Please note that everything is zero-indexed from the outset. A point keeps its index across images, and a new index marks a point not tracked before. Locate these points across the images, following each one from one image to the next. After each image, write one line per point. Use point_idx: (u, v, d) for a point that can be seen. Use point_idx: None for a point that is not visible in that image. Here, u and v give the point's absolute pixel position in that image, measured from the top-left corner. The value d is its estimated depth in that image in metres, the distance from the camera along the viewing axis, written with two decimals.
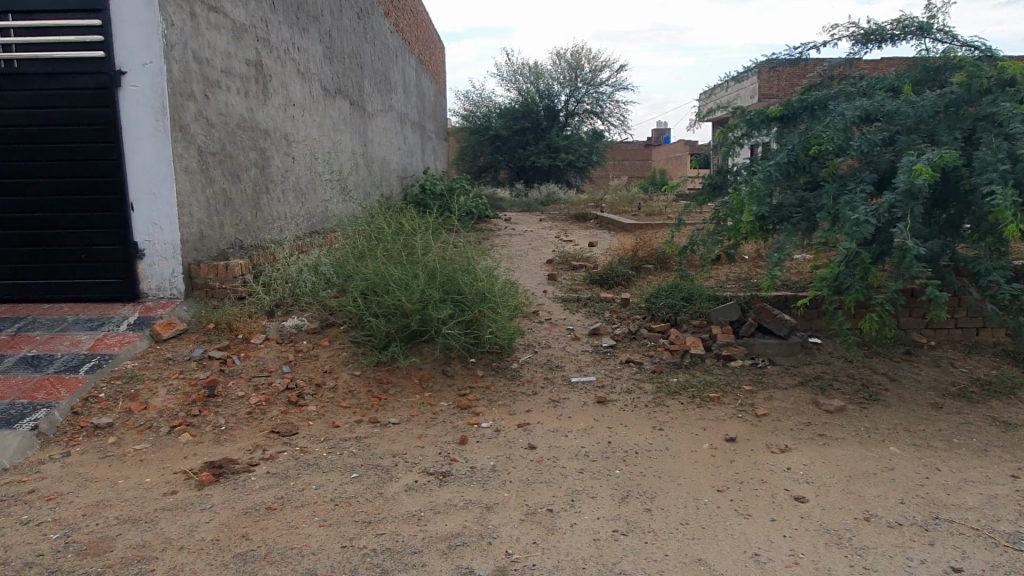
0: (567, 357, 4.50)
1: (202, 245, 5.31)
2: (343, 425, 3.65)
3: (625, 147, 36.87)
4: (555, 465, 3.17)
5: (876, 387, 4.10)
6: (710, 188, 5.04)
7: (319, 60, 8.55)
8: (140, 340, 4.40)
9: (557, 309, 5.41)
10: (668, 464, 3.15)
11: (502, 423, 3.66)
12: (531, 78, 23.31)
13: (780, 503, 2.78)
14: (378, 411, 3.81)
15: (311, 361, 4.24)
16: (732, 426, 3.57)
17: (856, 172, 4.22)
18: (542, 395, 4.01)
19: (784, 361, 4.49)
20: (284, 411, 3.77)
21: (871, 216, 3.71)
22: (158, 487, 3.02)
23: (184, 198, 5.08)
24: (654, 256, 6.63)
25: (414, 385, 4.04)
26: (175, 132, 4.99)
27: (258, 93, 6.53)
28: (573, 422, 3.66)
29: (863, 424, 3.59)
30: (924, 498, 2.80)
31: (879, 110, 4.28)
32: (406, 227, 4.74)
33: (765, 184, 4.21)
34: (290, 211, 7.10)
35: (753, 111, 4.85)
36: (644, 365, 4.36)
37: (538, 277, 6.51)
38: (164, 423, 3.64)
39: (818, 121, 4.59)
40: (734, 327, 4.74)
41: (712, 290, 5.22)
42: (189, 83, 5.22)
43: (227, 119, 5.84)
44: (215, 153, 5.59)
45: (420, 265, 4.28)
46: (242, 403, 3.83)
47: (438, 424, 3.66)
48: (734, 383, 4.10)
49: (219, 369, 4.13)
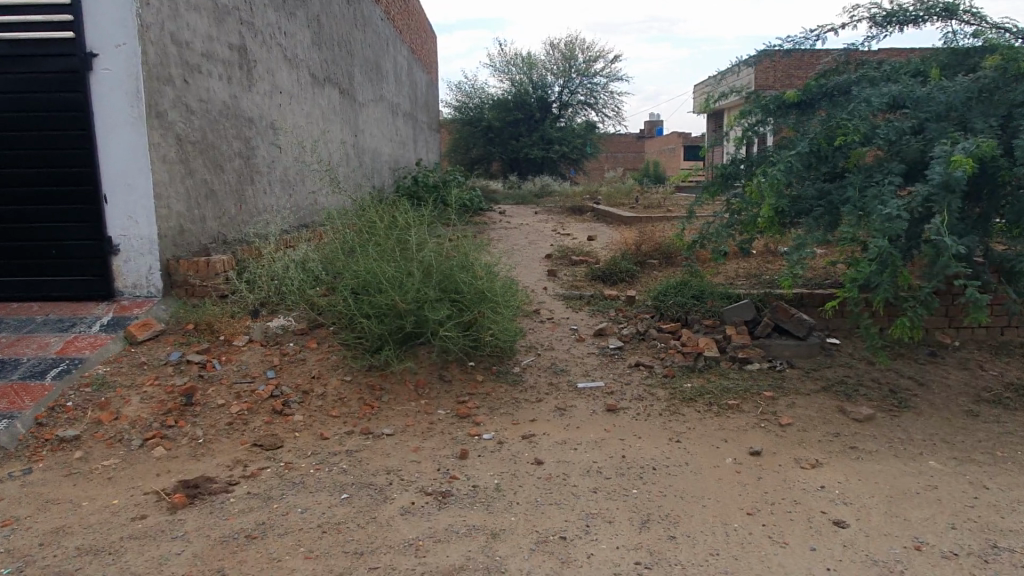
0: (572, 360, 4.22)
1: (181, 240, 5.00)
2: (332, 436, 3.35)
3: (618, 139, 36.62)
4: (566, 483, 2.89)
5: (904, 393, 3.85)
6: (721, 178, 4.76)
7: (308, 46, 8.21)
8: (113, 343, 4.09)
9: (560, 307, 5.13)
10: (689, 483, 2.87)
11: (505, 433, 3.38)
12: (524, 69, 22.97)
13: (818, 529, 2.51)
14: (370, 421, 3.51)
15: (299, 365, 3.94)
16: (755, 437, 3.30)
17: (882, 164, 3.90)
18: (547, 402, 3.72)
19: (803, 363, 4.23)
20: (268, 422, 3.47)
21: (903, 210, 3.43)
22: (126, 510, 2.72)
23: (162, 190, 4.75)
24: (659, 250, 6.34)
25: (410, 392, 3.75)
26: (152, 118, 4.66)
27: (241, 79, 6.19)
28: (582, 433, 3.38)
29: (896, 435, 3.33)
30: (976, 523, 2.55)
31: (908, 96, 3.99)
32: (399, 220, 4.43)
33: (785, 176, 3.90)
34: (276, 204, 6.77)
35: (769, 98, 4.57)
36: (655, 369, 4.08)
37: (538, 273, 6.22)
38: (136, 435, 3.33)
39: (839, 108, 4.30)
40: (749, 327, 4.47)
41: (723, 287, 4.94)
42: (167, 67, 4.89)
43: (209, 106, 5.52)
44: (195, 142, 5.26)
45: (415, 262, 3.98)
46: (222, 412, 3.53)
47: (436, 435, 3.37)
48: (753, 388, 3.83)
49: (197, 375, 3.82)
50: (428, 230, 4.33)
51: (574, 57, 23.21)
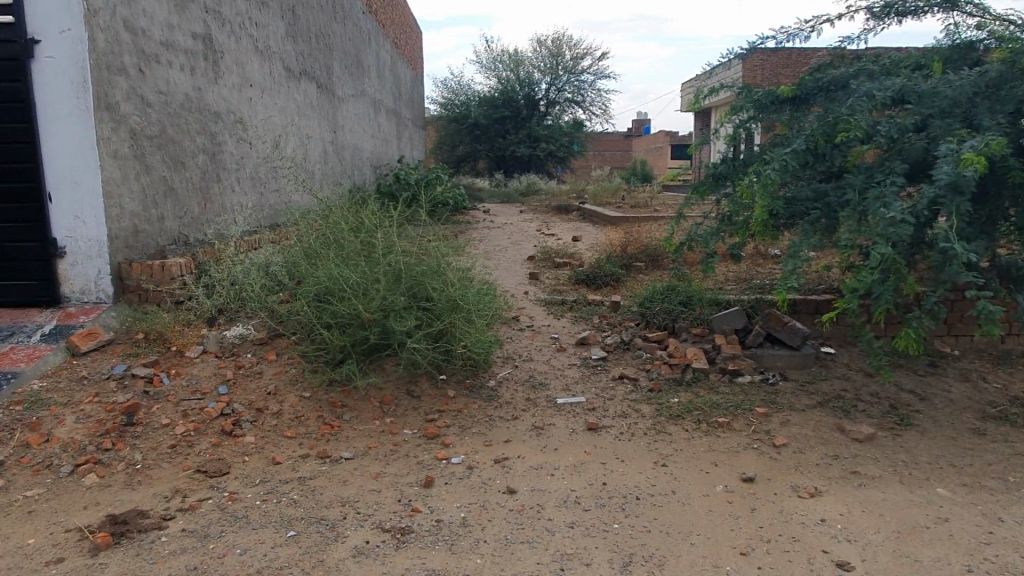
0: (552, 372, 3.93)
1: (135, 242, 4.66)
2: (285, 461, 3.05)
3: (605, 138, 36.44)
4: (539, 517, 2.60)
5: (906, 409, 3.59)
6: (711, 179, 4.47)
7: (282, 38, 7.88)
8: (52, 355, 3.77)
9: (540, 314, 4.83)
10: (676, 516, 2.59)
11: (475, 457, 3.09)
12: (511, 67, 22.70)
13: (821, 572, 2.24)
14: (328, 443, 3.21)
15: (254, 379, 3.63)
16: (748, 461, 3.03)
17: (884, 163, 3.63)
18: (523, 421, 3.43)
19: (797, 375, 3.97)
20: (216, 444, 3.15)
21: (908, 214, 3.16)
22: (42, 552, 2.41)
23: (112, 188, 4.43)
24: (645, 253, 6.08)
25: (374, 409, 3.45)
26: (102, 110, 4.33)
27: (206, 70, 5.86)
28: (560, 456, 3.10)
29: (900, 457, 3.07)
30: (995, 565, 2.28)
31: (911, 89, 3.70)
32: (367, 221, 4.13)
33: (781, 175, 3.61)
34: (245, 202, 6.44)
35: (761, 93, 4.31)
36: (640, 382, 3.80)
37: (518, 277, 5.93)
38: (66, 461, 3.01)
39: (836, 103, 4.02)
40: (740, 336, 4.23)
41: (713, 293, 4.67)
42: (119, 55, 4.56)
43: (169, 98, 5.19)
44: (152, 136, 4.93)
45: (382, 267, 3.67)
46: (166, 433, 3.21)
47: (400, 459, 3.07)
48: (744, 404, 3.56)
49: (142, 391, 3.51)
50: (396, 232, 4.03)
51: (561, 55, 22.97)
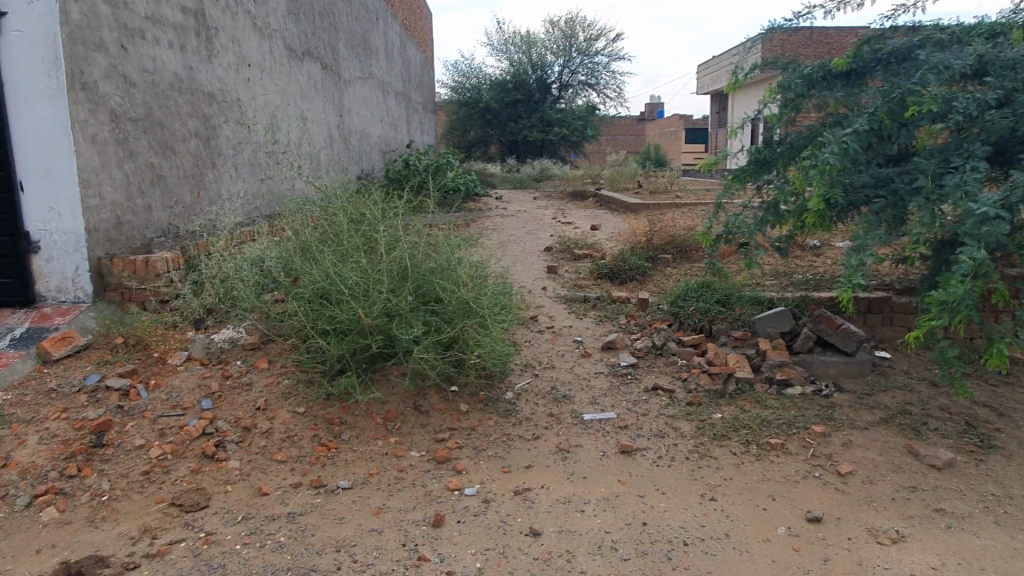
0: (576, 382, 3.50)
1: (118, 234, 4.26)
2: (273, 491, 2.64)
3: (618, 122, 35.79)
4: (570, 568, 2.19)
5: (984, 428, 3.15)
6: (754, 164, 4.00)
7: (283, 15, 7.43)
8: (21, 363, 3.38)
9: (561, 313, 4.40)
10: (735, 569, 2.17)
11: (493, 487, 2.67)
12: (523, 49, 22.15)
13: None
14: (324, 469, 2.80)
15: (241, 392, 3.22)
16: (811, 495, 2.60)
17: (960, 145, 3.17)
18: (546, 441, 3.01)
19: (853, 385, 3.53)
20: (195, 470, 2.75)
21: (1000, 205, 2.69)
22: None
23: (90, 175, 4.02)
24: (672, 244, 5.63)
25: (377, 427, 3.04)
26: (76, 90, 3.92)
27: (198, 47, 5.42)
28: (591, 486, 2.68)
29: (990, 490, 2.64)
30: None
31: (994, 59, 3.24)
32: (368, 213, 3.69)
33: (842, 159, 3.14)
34: (242, 190, 6.02)
35: (812, 67, 3.83)
36: (677, 395, 3.36)
37: (536, 270, 5.50)
38: (23, 492, 2.61)
39: (901, 76, 3.55)
40: (786, 340, 3.78)
41: (753, 291, 4.23)
42: (98, 29, 4.15)
43: (155, 78, 4.77)
44: (137, 119, 4.51)
45: (385, 265, 3.24)
46: (139, 457, 2.81)
47: (406, 489, 2.67)
48: (798, 422, 3.12)
49: (116, 405, 3.11)
50: (401, 225, 3.59)
51: (574, 36, 22.40)
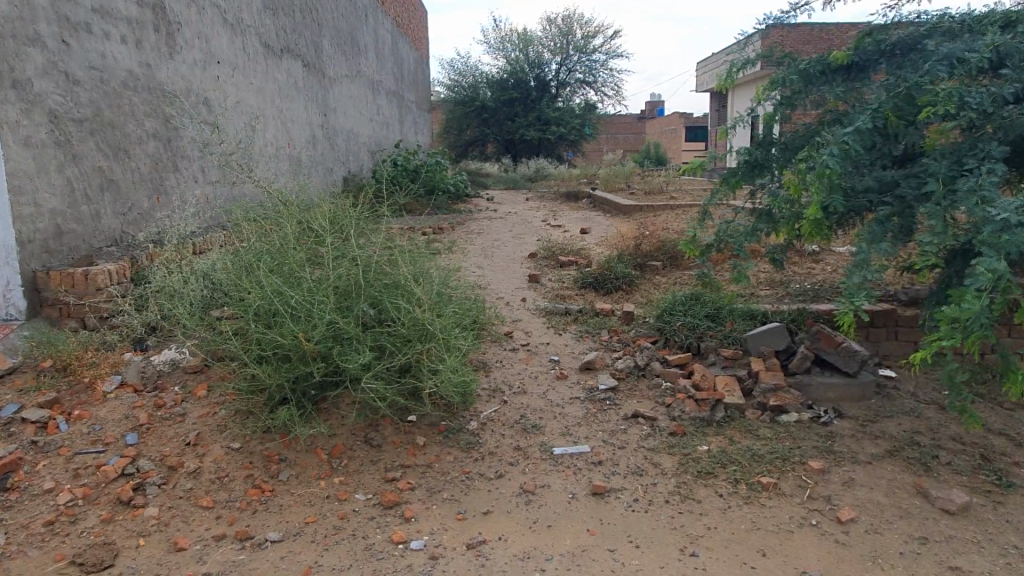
0: (549, 409, 3.17)
1: (57, 245, 3.94)
2: (191, 547, 2.31)
3: (617, 120, 35.43)
4: None
5: (1001, 461, 2.82)
6: (745, 166, 3.67)
7: (258, 10, 7.08)
8: None
9: (539, 328, 4.06)
10: None
11: (443, 540, 2.34)
12: (520, 46, 21.77)
13: None
14: (254, 516, 2.46)
15: (173, 425, 2.89)
16: (808, 548, 2.26)
17: (974, 144, 2.83)
18: (510, 480, 2.68)
19: (854, 409, 3.20)
20: (107, 519, 2.42)
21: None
22: None
23: (23, 181, 3.69)
24: (663, 250, 5.28)
25: (320, 465, 2.71)
26: (5, 88, 3.60)
27: (156, 42, 5.07)
28: (556, 536, 2.35)
29: (1012, 543, 2.31)
30: None
31: (1007, 50, 2.90)
32: (321, 223, 3.36)
33: (844, 162, 2.80)
34: (206, 194, 5.68)
35: (809, 61, 3.49)
36: (659, 424, 3.03)
37: (517, 279, 5.15)
38: None
39: (907, 69, 3.21)
40: (782, 360, 3.44)
41: (746, 304, 3.89)
42: (34, 23, 3.83)
43: (105, 75, 4.42)
44: (82, 120, 4.17)
45: (333, 282, 2.90)
46: (46, 502, 2.48)
47: (344, 541, 2.33)
48: (793, 455, 2.78)
49: (30, 441, 2.78)
50: (356, 237, 3.25)
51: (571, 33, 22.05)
